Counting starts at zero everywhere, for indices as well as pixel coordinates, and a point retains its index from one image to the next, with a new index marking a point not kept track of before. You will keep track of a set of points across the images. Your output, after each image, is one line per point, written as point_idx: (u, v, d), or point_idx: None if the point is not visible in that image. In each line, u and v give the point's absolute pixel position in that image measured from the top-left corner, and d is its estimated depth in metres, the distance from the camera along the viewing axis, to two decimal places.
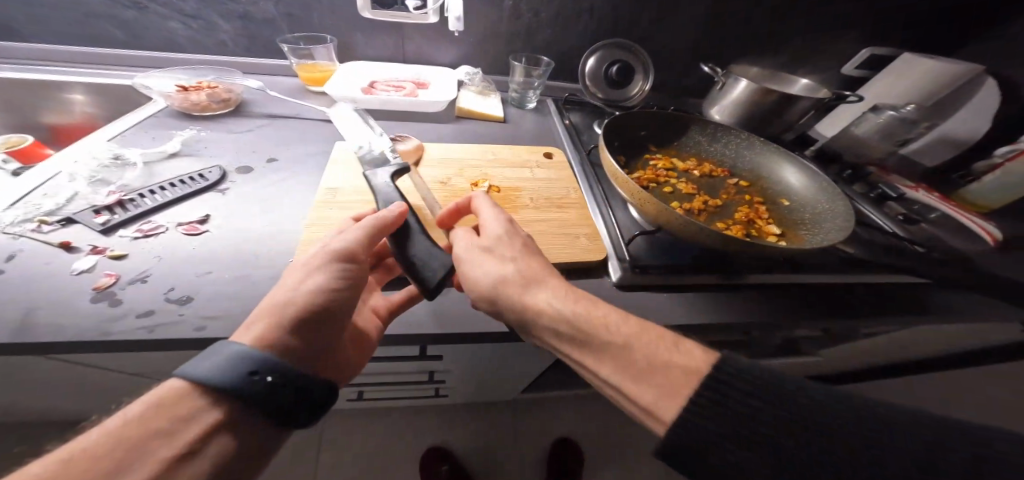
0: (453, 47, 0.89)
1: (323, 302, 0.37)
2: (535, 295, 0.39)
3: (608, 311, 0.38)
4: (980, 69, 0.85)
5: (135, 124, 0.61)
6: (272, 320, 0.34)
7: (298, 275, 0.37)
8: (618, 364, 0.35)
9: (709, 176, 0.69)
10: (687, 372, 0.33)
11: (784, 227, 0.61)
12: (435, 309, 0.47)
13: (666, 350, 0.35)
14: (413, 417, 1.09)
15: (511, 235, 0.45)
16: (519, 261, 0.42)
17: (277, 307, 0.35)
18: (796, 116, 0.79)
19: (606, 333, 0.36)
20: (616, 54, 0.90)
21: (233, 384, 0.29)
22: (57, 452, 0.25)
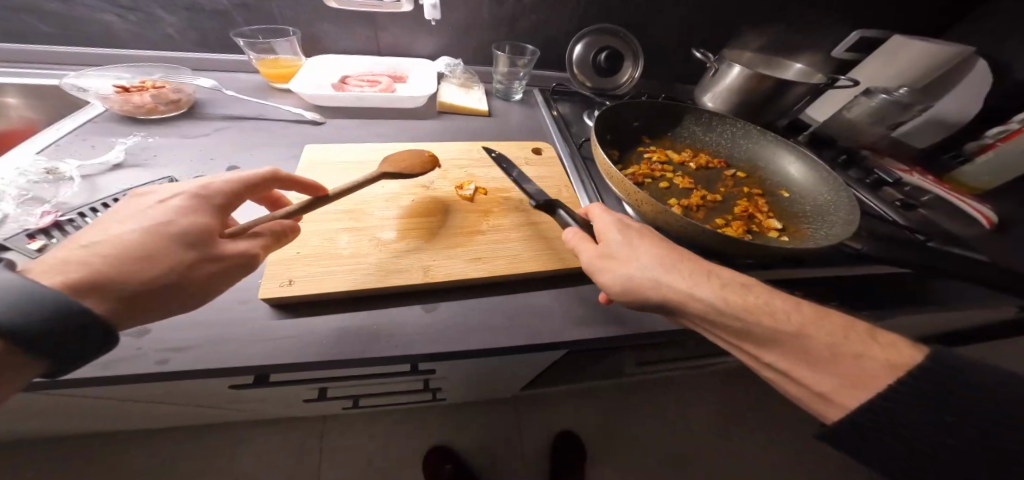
0: (429, 37, 0.83)
1: (180, 279, 0.32)
2: (673, 285, 0.37)
3: (788, 303, 0.35)
4: (970, 48, 0.83)
5: (69, 131, 0.54)
6: (105, 274, 0.29)
7: (145, 243, 0.31)
8: (807, 353, 0.33)
9: (705, 167, 0.66)
10: (887, 367, 0.31)
11: (785, 221, 0.58)
12: (424, 327, 0.44)
13: (858, 344, 0.32)
14: (412, 418, 1.05)
15: (656, 231, 0.44)
16: (650, 255, 0.39)
17: (110, 262, 0.30)
18: (790, 102, 0.76)
19: (768, 321, 0.34)
20: (602, 41, 0.86)
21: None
22: None
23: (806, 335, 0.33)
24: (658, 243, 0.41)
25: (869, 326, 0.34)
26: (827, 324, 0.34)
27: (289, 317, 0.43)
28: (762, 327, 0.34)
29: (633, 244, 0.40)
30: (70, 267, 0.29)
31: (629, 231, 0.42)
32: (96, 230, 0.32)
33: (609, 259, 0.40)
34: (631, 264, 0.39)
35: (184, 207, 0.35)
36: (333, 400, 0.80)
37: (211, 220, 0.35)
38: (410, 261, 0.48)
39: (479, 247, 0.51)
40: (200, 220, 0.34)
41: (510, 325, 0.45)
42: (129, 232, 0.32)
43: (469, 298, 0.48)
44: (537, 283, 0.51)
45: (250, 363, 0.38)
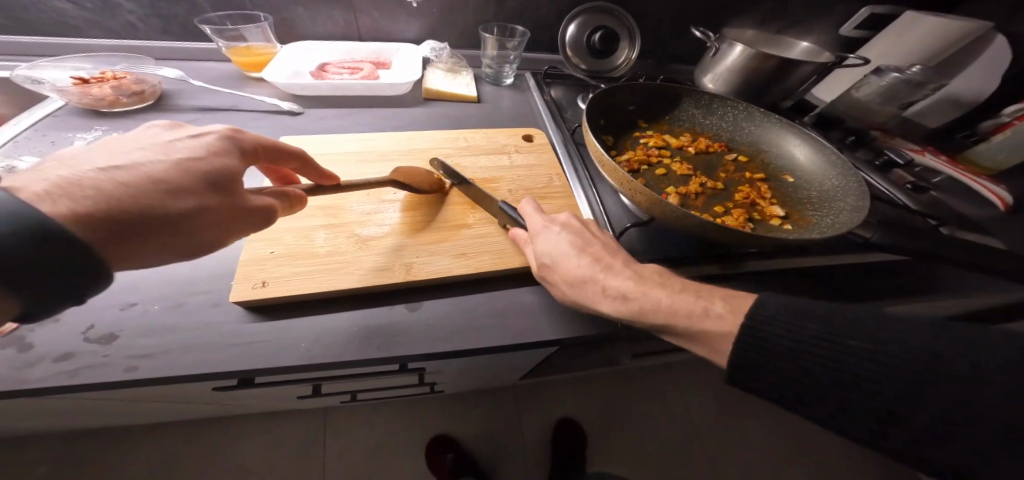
0: (410, 20, 0.78)
1: (199, 217, 0.31)
2: (567, 290, 0.40)
3: (658, 284, 0.37)
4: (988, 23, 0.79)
5: (29, 126, 0.52)
6: (118, 205, 0.28)
7: (171, 176, 0.31)
8: (680, 335, 0.35)
9: (705, 152, 0.63)
10: (726, 337, 0.32)
11: (789, 208, 0.55)
12: (409, 326, 0.42)
13: (701, 318, 0.33)
14: (413, 410, 1.04)
15: (569, 224, 0.44)
16: (548, 261, 0.41)
17: (128, 192, 0.29)
18: (796, 82, 0.72)
19: (643, 316, 0.35)
20: (596, 20, 0.81)
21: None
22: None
23: (672, 319, 0.34)
24: (563, 241, 0.42)
25: (708, 296, 0.35)
26: (684, 304, 0.34)
27: (264, 320, 0.40)
28: (638, 318, 0.36)
29: (544, 249, 0.42)
30: (83, 191, 0.28)
31: (542, 232, 0.44)
32: (114, 155, 0.31)
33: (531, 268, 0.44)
34: (547, 275, 0.41)
35: (215, 146, 0.35)
36: (330, 395, 0.78)
37: (239, 164, 0.35)
38: (390, 258, 0.45)
39: (465, 241, 0.49)
40: (228, 162, 0.34)
41: (498, 325, 0.43)
42: (158, 163, 0.31)
43: (458, 294, 0.46)
44: (526, 278, 0.48)
45: (222, 371, 0.36)
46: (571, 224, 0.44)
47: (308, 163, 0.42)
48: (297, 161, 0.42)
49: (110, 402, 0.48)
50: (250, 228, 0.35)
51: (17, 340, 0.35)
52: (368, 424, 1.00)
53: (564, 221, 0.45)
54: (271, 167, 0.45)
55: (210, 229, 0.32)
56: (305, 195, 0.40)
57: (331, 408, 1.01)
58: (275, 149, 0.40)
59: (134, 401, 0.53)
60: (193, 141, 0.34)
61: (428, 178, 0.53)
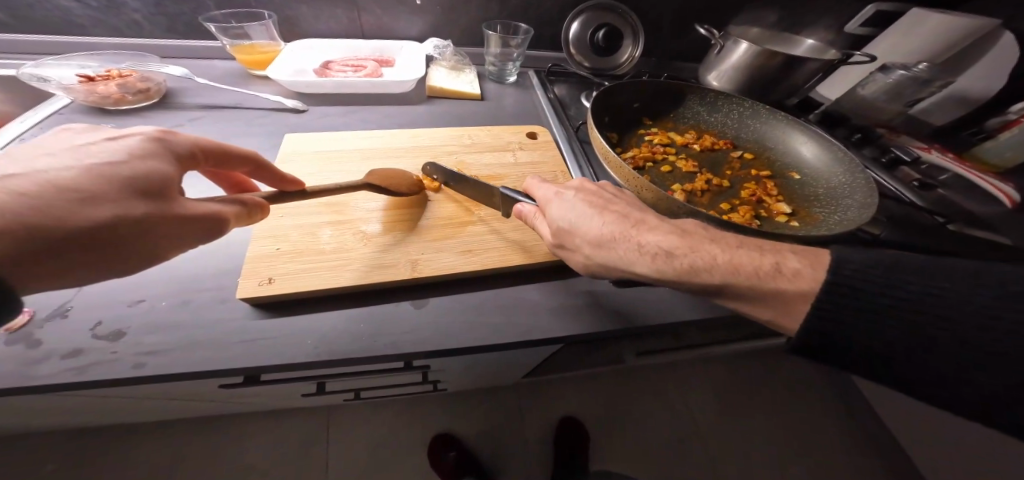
0: (413, 17, 0.78)
1: (121, 227, 0.30)
2: (613, 255, 0.37)
3: (709, 242, 0.36)
4: (994, 19, 0.78)
5: (34, 124, 0.52)
6: (21, 219, 0.27)
7: (84, 185, 0.29)
8: (742, 295, 0.33)
9: (710, 149, 0.63)
10: (801, 294, 0.32)
11: (796, 205, 0.55)
12: (413, 324, 0.42)
13: (770, 274, 0.33)
14: (415, 408, 1.04)
15: (596, 194, 0.43)
16: (588, 226, 0.39)
17: (32, 205, 0.28)
18: (802, 79, 0.71)
19: (703, 276, 0.34)
20: (600, 18, 0.81)
21: None
22: None
23: (733, 276, 0.33)
24: (593, 208, 0.40)
25: (777, 252, 0.34)
26: (745, 263, 0.34)
27: (271, 317, 0.40)
28: (695, 279, 0.34)
29: (575, 217, 0.40)
30: None
31: (566, 202, 0.41)
32: (19, 165, 0.30)
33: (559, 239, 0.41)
34: (577, 245, 0.39)
35: (140, 149, 0.33)
36: (333, 393, 0.78)
37: (173, 169, 0.34)
38: (396, 255, 0.45)
39: (470, 238, 0.49)
40: (158, 167, 0.33)
41: (505, 322, 0.43)
42: (68, 172, 0.30)
43: (462, 291, 0.46)
44: (532, 275, 0.48)
45: (230, 367, 0.36)
46: (591, 190, 0.43)
47: (259, 166, 0.40)
48: (246, 165, 0.40)
49: (115, 399, 0.48)
50: (192, 237, 0.33)
51: (25, 336, 0.35)
52: (371, 422, 1.00)
53: (586, 191, 0.43)
54: (225, 174, 0.44)
55: (139, 238, 0.30)
56: (267, 202, 0.39)
57: (334, 406, 1.01)
58: (220, 150, 0.38)
59: (138, 399, 0.53)
60: (112, 144, 0.32)
61: (409, 182, 0.51)
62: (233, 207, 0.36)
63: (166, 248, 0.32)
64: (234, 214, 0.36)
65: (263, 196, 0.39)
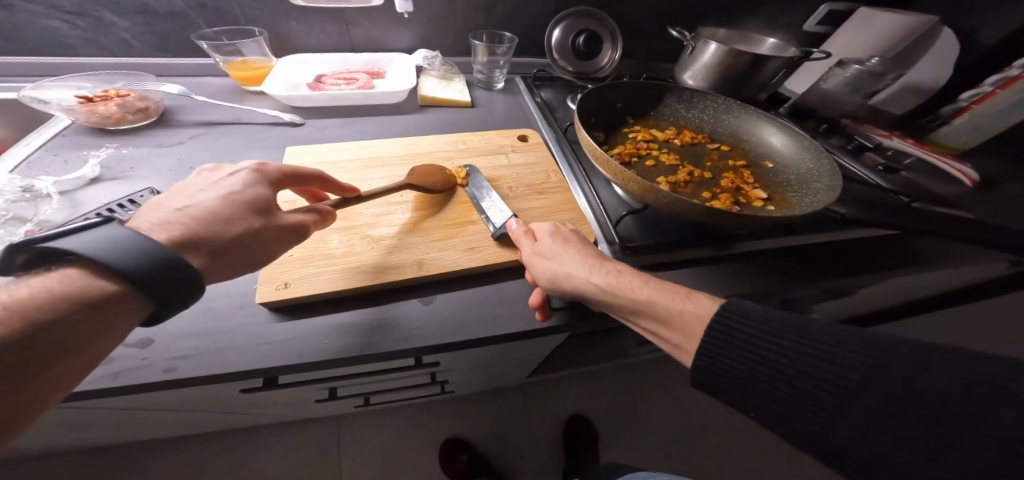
0: (402, 30, 0.81)
1: (250, 239, 0.34)
2: (570, 270, 0.41)
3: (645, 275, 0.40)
4: (934, 18, 0.84)
5: (39, 147, 0.53)
6: (192, 238, 0.32)
7: (222, 209, 0.34)
8: (656, 319, 0.37)
9: (690, 143, 0.67)
10: (701, 317, 0.35)
11: (771, 191, 0.59)
12: (425, 321, 0.44)
13: (681, 300, 0.37)
14: (426, 415, 1.05)
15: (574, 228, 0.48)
16: (556, 246, 0.44)
17: (197, 224, 0.32)
18: (768, 76, 0.77)
19: (631, 292, 0.38)
20: (581, 23, 0.86)
21: (130, 266, 0.27)
22: (131, 244, 0.27)
23: (656, 301, 0.37)
24: (559, 237, 0.45)
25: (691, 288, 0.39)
26: (665, 290, 0.38)
27: (285, 320, 0.42)
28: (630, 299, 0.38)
29: (543, 243, 0.45)
30: (176, 225, 0.32)
31: (545, 230, 0.46)
32: (186, 196, 0.34)
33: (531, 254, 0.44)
34: (542, 257, 0.43)
35: (248, 180, 0.37)
36: (346, 399, 0.79)
37: (270, 192, 0.38)
38: (403, 256, 0.47)
39: (472, 237, 0.51)
40: (261, 191, 0.37)
41: (510, 313, 0.46)
42: (210, 199, 0.34)
43: (467, 288, 0.48)
44: None
45: (253, 369, 0.38)
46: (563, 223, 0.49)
47: (332, 183, 0.45)
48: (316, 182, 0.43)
49: (132, 412, 0.49)
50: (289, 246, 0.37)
51: None
52: (381, 429, 1.01)
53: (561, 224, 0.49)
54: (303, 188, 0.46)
55: (261, 250, 0.35)
56: (335, 209, 0.42)
57: (344, 415, 1.01)
58: (299, 173, 0.41)
59: (155, 412, 0.53)
60: (230, 177, 0.37)
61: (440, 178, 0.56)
62: (314, 216, 0.39)
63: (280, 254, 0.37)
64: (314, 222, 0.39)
65: (329, 204, 0.42)
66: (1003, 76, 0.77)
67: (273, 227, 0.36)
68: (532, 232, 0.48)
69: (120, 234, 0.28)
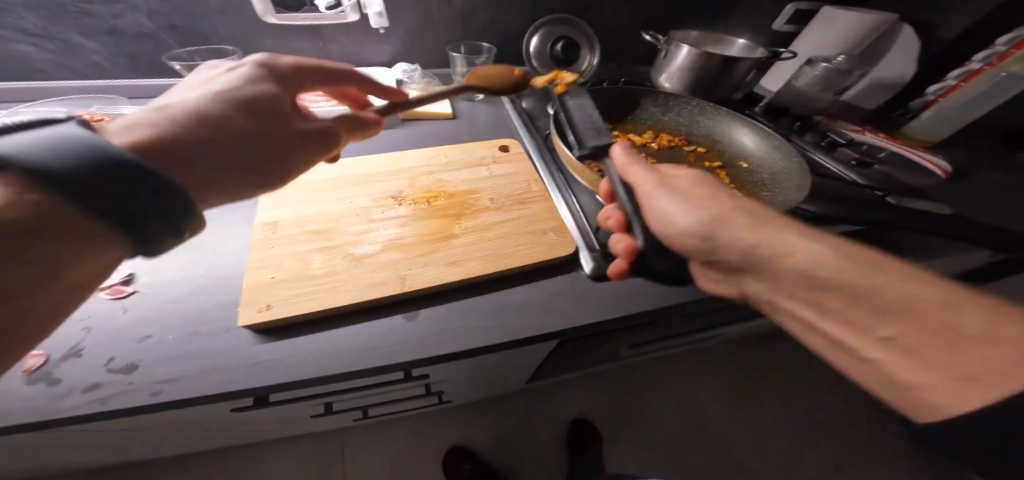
0: (380, 44, 0.81)
1: (260, 134, 0.38)
2: (722, 229, 0.40)
3: (837, 257, 0.35)
4: (894, 15, 0.86)
5: None
6: (189, 134, 0.34)
7: (217, 108, 0.37)
8: (912, 319, 0.30)
9: (667, 146, 0.68)
10: (971, 334, 0.27)
11: (745, 190, 0.61)
12: (409, 335, 0.44)
13: (926, 295, 0.30)
14: (423, 425, 1.05)
15: (699, 177, 0.46)
16: (700, 204, 0.42)
17: (184, 126, 0.34)
18: (740, 76, 0.79)
19: (852, 279, 0.33)
20: (559, 31, 0.88)
21: (64, 166, 0.25)
22: (75, 143, 0.26)
23: (889, 300, 0.31)
24: (704, 194, 0.43)
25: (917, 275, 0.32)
26: (900, 284, 0.32)
27: (272, 340, 0.42)
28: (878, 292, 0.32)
29: (673, 200, 0.43)
30: (150, 126, 0.33)
31: (665, 187, 0.45)
32: (190, 93, 0.38)
33: (674, 201, 0.43)
34: (688, 222, 0.41)
35: (250, 75, 0.41)
36: (342, 412, 0.79)
37: (271, 88, 0.41)
38: (384, 272, 0.47)
39: (454, 250, 0.52)
40: (264, 87, 0.41)
41: (495, 324, 0.47)
42: (199, 98, 0.37)
43: (450, 302, 0.49)
44: (515, 279, 0.52)
45: (239, 390, 0.38)
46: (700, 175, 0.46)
47: (346, 76, 0.51)
48: (337, 78, 0.50)
49: (119, 434, 0.49)
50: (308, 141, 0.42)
51: (45, 375, 0.37)
52: (380, 440, 1.01)
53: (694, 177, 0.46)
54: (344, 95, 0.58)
55: (275, 142, 0.39)
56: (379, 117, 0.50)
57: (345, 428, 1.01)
58: (306, 67, 0.46)
59: (143, 433, 0.53)
60: (227, 73, 0.41)
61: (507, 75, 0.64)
62: (347, 117, 0.46)
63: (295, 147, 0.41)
64: (350, 133, 0.47)
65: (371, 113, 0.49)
66: (965, 69, 0.78)
67: (288, 126, 0.41)
68: (626, 179, 0.48)
69: (67, 131, 0.27)
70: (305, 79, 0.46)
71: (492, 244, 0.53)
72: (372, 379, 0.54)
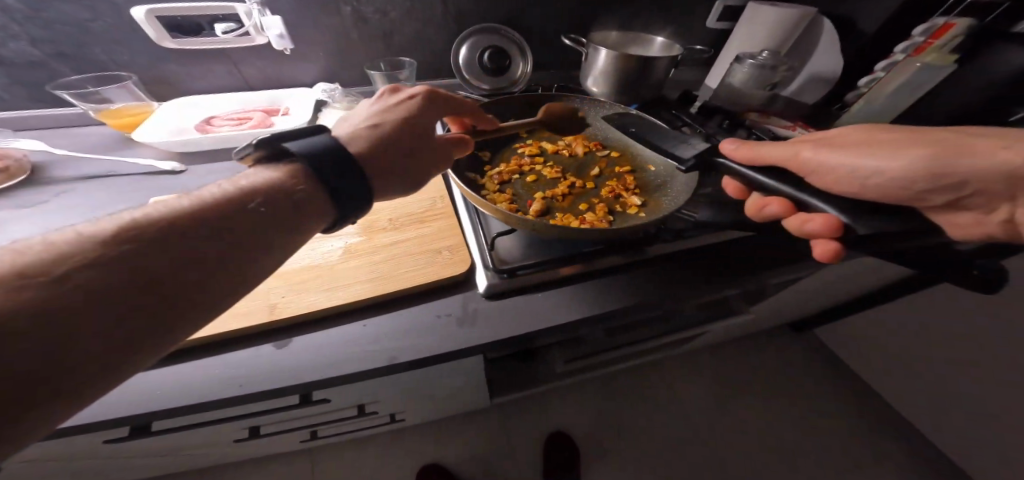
0: (297, 63, 0.80)
1: (412, 151, 0.44)
2: (877, 163, 0.49)
3: (961, 163, 0.46)
4: (810, 9, 0.85)
5: None
6: (367, 146, 0.41)
7: (387, 127, 0.43)
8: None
9: (580, 153, 0.67)
10: None
11: (649, 196, 0.60)
12: (264, 366, 0.43)
13: None
14: (399, 441, 1.15)
15: (858, 133, 0.54)
16: (874, 153, 0.50)
17: (376, 137, 0.42)
18: (661, 75, 0.78)
19: (975, 168, 0.46)
20: (487, 40, 0.86)
21: (317, 158, 0.36)
22: (308, 148, 0.36)
23: None
24: (870, 147, 0.51)
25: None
26: None
27: (137, 371, 0.42)
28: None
29: (867, 145, 0.51)
30: (351, 140, 0.41)
31: (837, 145, 0.52)
32: (362, 120, 0.45)
33: (835, 151, 0.52)
34: (877, 162, 0.50)
35: (421, 99, 0.48)
36: (278, 435, 0.79)
37: (428, 113, 0.48)
38: (254, 302, 0.46)
39: (338, 275, 0.50)
40: (426, 113, 0.47)
41: (364, 350, 0.46)
42: (375, 121, 0.44)
43: (324, 329, 0.47)
44: (398, 302, 0.51)
45: (74, 427, 0.39)
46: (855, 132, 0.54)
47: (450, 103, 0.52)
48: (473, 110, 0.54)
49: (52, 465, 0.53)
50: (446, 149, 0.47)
51: None
52: None
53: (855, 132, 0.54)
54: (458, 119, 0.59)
55: (422, 151, 0.45)
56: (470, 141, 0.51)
57: (313, 452, 1.11)
58: (455, 101, 0.52)
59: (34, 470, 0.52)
60: (395, 100, 0.48)
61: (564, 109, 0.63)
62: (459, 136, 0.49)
63: (436, 158, 0.46)
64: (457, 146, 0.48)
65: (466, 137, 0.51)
66: (891, 60, 0.78)
67: (422, 139, 0.45)
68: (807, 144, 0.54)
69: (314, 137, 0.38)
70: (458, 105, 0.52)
71: (375, 267, 0.52)
72: (257, 406, 0.52)
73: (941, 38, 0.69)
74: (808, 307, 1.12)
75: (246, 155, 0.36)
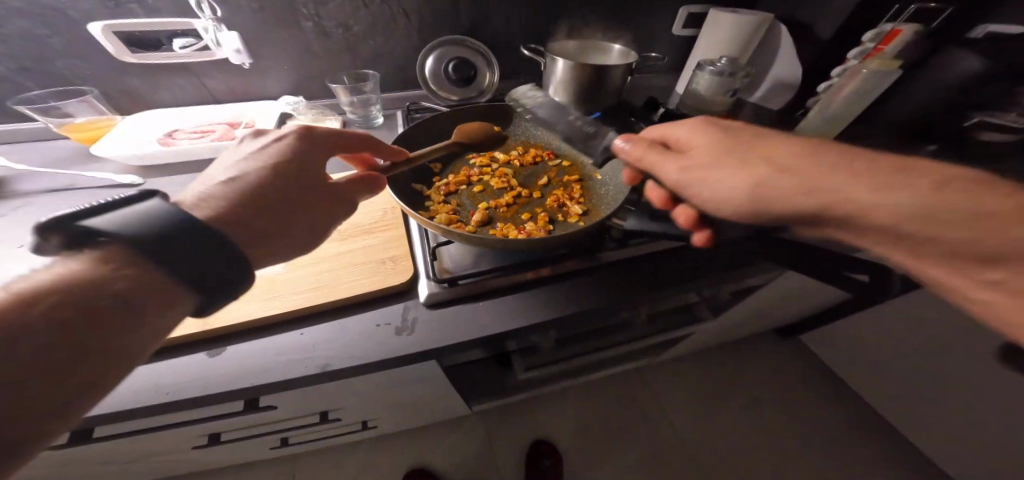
0: (262, 75, 0.82)
1: (297, 205, 0.43)
2: (740, 181, 0.42)
3: (811, 189, 0.40)
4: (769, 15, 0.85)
5: None
6: (231, 205, 0.39)
7: (264, 178, 0.42)
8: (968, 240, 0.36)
9: (531, 163, 0.68)
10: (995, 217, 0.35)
11: (593, 205, 0.61)
12: (196, 374, 0.45)
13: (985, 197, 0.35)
14: (379, 448, 1.15)
15: (719, 139, 0.46)
16: (730, 172, 0.43)
17: (239, 197, 0.40)
18: (618, 82, 0.79)
19: (856, 192, 0.38)
20: (451, 51, 0.87)
21: (148, 234, 0.31)
22: (140, 222, 0.31)
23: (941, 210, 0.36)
24: (733, 161, 0.43)
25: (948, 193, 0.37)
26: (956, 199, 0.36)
27: None
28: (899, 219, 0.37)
29: (733, 160, 0.43)
30: (217, 199, 0.40)
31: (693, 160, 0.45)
32: (228, 171, 0.43)
33: (692, 169, 0.45)
34: (746, 178, 0.42)
35: (297, 141, 0.46)
36: (245, 442, 0.79)
37: (311, 154, 0.46)
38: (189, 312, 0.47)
39: (278, 285, 0.51)
40: (308, 153, 0.46)
41: (297, 358, 0.47)
42: (252, 170, 0.43)
43: (260, 338, 0.48)
44: (336, 311, 0.52)
45: None
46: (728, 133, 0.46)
47: (339, 134, 0.50)
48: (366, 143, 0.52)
49: None
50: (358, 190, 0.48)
51: None
52: None
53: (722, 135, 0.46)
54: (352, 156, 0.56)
55: (315, 196, 0.44)
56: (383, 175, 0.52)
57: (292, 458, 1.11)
58: (343, 137, 0.50)
59: None
60: (265, 145, 0.46)
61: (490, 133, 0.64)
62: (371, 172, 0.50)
63: (345, 201, 0.46)
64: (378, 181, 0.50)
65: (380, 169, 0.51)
66: (845, 66, 0.79)
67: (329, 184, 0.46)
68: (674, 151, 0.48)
69: (137, 210, 0.32)
70: (354, 140, 0.51)
71: (316, 277, 0.52)
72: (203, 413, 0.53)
73: (889, 45, 0.72)
74: (789, 313, 1.11)
75: (36, 247, 0.29)
